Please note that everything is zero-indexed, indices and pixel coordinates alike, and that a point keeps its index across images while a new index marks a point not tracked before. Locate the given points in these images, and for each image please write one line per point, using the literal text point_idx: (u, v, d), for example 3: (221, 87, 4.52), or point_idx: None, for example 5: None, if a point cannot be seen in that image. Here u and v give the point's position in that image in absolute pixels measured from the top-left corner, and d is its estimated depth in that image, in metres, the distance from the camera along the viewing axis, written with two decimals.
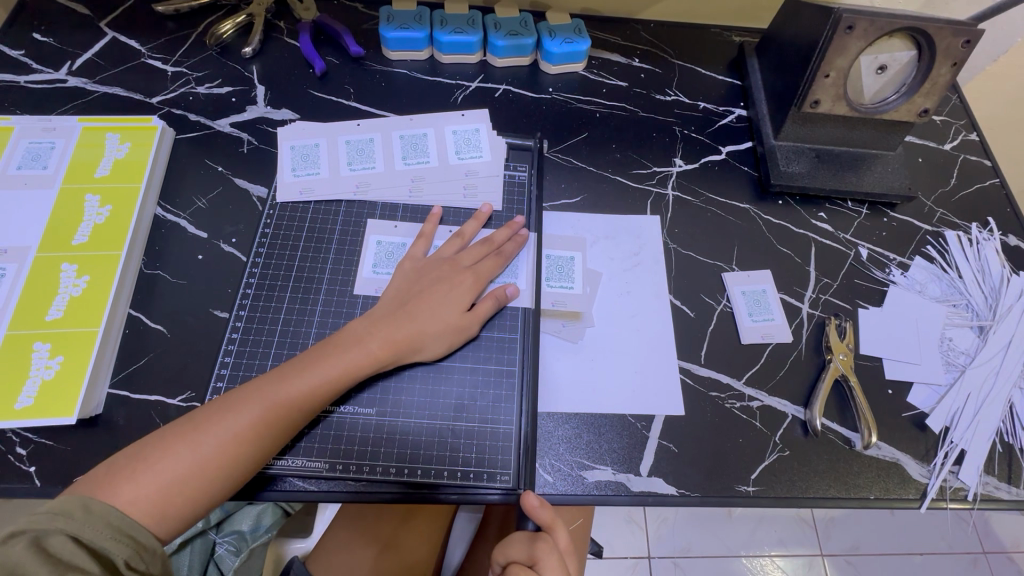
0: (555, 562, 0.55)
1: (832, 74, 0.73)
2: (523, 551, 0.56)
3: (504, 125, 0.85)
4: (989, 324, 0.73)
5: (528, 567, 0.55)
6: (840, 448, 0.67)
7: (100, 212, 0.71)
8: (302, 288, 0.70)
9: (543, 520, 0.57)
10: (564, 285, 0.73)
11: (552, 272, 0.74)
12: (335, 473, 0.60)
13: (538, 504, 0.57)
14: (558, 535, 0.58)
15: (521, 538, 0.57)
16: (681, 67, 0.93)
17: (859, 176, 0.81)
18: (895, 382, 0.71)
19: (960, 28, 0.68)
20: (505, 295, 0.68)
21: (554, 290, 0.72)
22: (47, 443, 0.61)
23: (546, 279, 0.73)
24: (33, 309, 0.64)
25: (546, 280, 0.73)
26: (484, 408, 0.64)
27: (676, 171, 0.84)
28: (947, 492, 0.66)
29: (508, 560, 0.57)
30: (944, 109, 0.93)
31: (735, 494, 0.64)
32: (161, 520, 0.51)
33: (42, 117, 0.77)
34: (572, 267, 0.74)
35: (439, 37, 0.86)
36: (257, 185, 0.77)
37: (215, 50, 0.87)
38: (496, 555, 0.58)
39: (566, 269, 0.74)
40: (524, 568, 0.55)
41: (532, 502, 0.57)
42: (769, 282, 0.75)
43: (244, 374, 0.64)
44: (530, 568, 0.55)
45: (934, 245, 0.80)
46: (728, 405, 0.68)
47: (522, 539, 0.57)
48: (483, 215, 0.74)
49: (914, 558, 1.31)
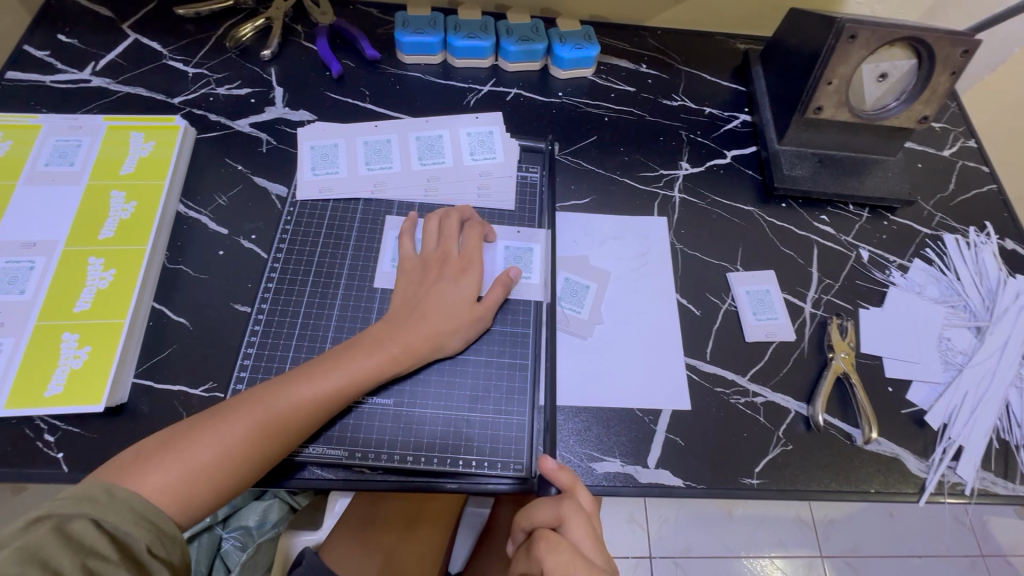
0: (582, 522, 0.55)
1: (834, 81, 0.76)
2: (549, 513, 0.55)
3: (515, 128, 0.87)
4: (986, 324, 0.75)
5: (555, 528, 0.54)
6: (840, 443, 0.69)
7: (125, 208, 0.73)
8: (321, 283, 0.72)
9: (563, 484, 0.58)
10: (573, 308, 0.74)
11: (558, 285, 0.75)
12: (354, 461, 0.62)
13: (556, 468, 0.58)
14: (581, 498, 0.57)
15: (545, 502, 0.56)
16: (687, 73, 0.96)
17: (861, 180, 0.84)
18: (894, 380, 0.73)
19: (958, 38, 0.71)
20: (510, 280, 0.70)
21: (563, 310, 0.74)
22: (74, 431, 0.63)
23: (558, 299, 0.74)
24: (61, 301, 0.66)
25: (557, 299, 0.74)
26: (498, 399, 0.67)
27: (683, 174, 0.86)
28: (945, 487, 0.68)
29: (531, 524, 0.56)
30: (943, 117, 0.95)
31: (739, 486, 0.66)
32: (186, 505, 0.53)
33: (68, 116, 0.79)
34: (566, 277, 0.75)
35: (452, 42, 0.88)
36: (276, 184, 0.79)
37: (235, 52, 0.90)
38: (519, 521, 0.58)
39: (580, 295, 0.75)
40: (551, 529, 0.54)
41: (551, 465, 0.58)
42: (773, 282, 0.78)
43: (266, 366, 0.66)
44: (556, 529, 0.55)
45: (933, 248, 0.83)
46: (733, 400, 0.70)
47: (546, 503, 0.56)
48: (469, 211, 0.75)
49: (913, 560, 1.32)
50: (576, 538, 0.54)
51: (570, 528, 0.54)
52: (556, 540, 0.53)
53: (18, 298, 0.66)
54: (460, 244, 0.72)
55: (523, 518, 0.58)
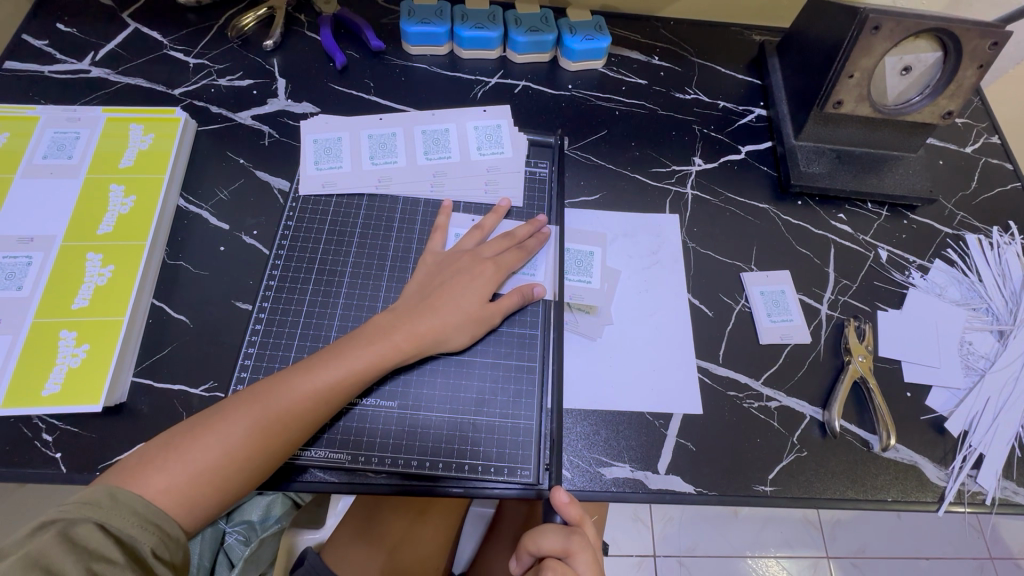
0: (588, 557, 0.54)
1: (856, 74, 0.73)
2: (557, 543, 0.54)
3: (523, 121, 0.85)
4: (1009, 329, 0.73)
5: (563, 561, 0.53)
6: (857, 450, 0.67)
7: (124, 202, 0.71)
8: (325, 280, 0.70)
9: (571, 517, 0.56)
10: (581, 279, 0.74)
11: (573, 265, 0.74)
12: (357, 464, 0.61)
13: (568, 501, 0.56)
14: (588, 532, 0.57)
15: (554, 530, 0.55)
16: (700, 65, 0.93)
17: (879, 178, 0.81)
18: (913, 385, 0.70)
19: (988, 30, 0.68)
20: (531, 293, 0.68)
21: (572, 282, 0.73)
22: (72, 430, 0.61)
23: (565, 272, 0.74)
24: (59, 297, 0.65)
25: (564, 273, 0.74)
26: (505, 403, 0.65)
27: (695, 170, 0.83)
28: (964, 496, 0.66)
29: (537, 552, 0.54)
30: (966, 112, 0.92)
31: (752, 493, 0.64)
32: (190, 509, 0.51)
33: (67, 107, 0.77)
34: (591, 262, 0.75)
35: (459, 32, 0.86)
36: (279, 178, 0.77)
37: (236, 43, 0.88)
38: (524, 545, 0.55)
39: (586, 263, 0.75)
40: (559, 561, 0.53)
41: (563, 497, 0.56)
42: (788, 283, 0.75)
43: (268, 365, 0.65)
44: (563, 561, 0.53)
45: (955, 248, 0.80)
46: (746, 404, 0.68)
47: (555, 532, 0.55)
48: (501, 210, 0.74)
49: (920, 562, 1.31)
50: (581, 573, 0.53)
51: (578, 562, 0.53)
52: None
53: (16, 294, 0.65)
54: (480, 248, 0.70)
55: (529, 543, 0.55)
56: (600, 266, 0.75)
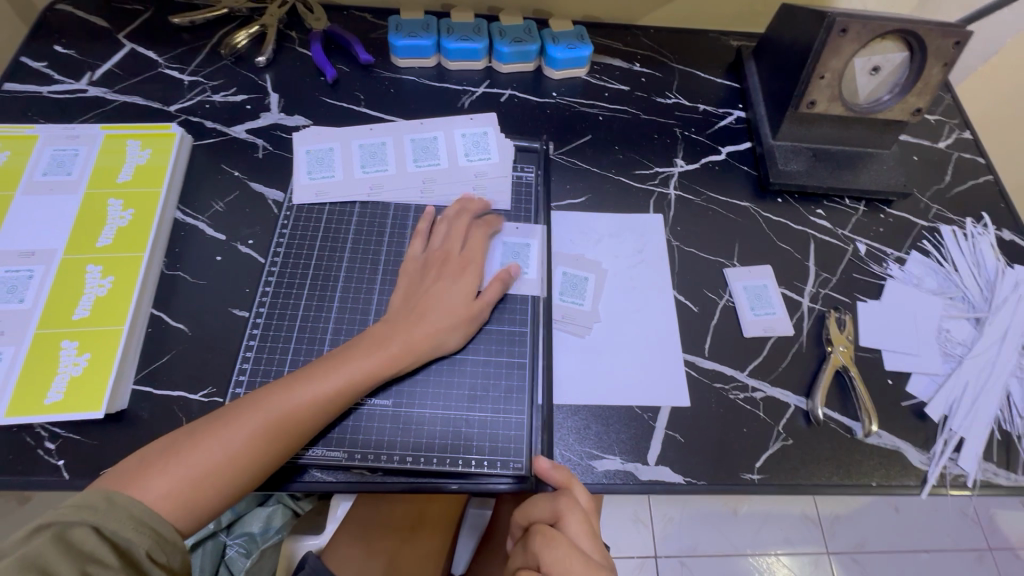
0: (578, 519, 0.55)
1: (826, 75, 0.76)
2: (546, 510, 0.56)
3: (510, 128, 0.88)
4: (985, 315, 0.75)
5: (552, 525, 0.55)
6: (840, 437, 0.69)
7: (123, 215, 0.73)
8: (319, 286, 0.72)
9: (558, 481, 0.59)
10: (575, 300, 0.74)
11: (566, 287, 0.75)
12: (353, 462, 0.62)
13: (551, 466, 0.60)
14: (578, 494, 0.58)
15: (542, 499, 0.58)
16: (681, 71, 0.96)
17: (856, 174, 0.84)
18: (894, 372, 0.73)
19: (950, 30, 0.71)
20: (509, 277, 0.71)
21: (566, 303, 0.74)
22: (75, 438, 0.63)
23: (559, 293, 0.75)
24: (61, 309, 0.67)
25: (558, 294, 0.75)
26: (497, 398, 0.67)
27: (678, 171, 0.86)
28: (947, 479, 0.68)
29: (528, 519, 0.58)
30: (938, 109, 0.95)
31: (740, 481, 0.65)
32: (190, 513, 0.53)
33: (65, 126, 0.80)
34: (586, 286, 0.75)
35: (445, 44, 0.89)
36: (273, 190, 0.80)
37: (230, 60, 0.90)
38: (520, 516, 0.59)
39: (580, 286, 0.75)
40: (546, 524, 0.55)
41: (545, 464, 0.59)
42: (770, 277, 0.78)
43: (265, 369, 0.67)
44: (553, 524, 0.55)
45: (930, 239, 0.83)
46: (732, 396, 0.70)
47: (543, 501, 0.57)
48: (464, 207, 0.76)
49: (919, 555, 1.32)
50: (573, 534, 0.54)
51: (568, 523, 0.55)
52: (553, 536, 0.53)
53: (18, 307, 0.67)
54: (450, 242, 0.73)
55: (521, 515, 0.59)
56: (593, 291, 0.75)
